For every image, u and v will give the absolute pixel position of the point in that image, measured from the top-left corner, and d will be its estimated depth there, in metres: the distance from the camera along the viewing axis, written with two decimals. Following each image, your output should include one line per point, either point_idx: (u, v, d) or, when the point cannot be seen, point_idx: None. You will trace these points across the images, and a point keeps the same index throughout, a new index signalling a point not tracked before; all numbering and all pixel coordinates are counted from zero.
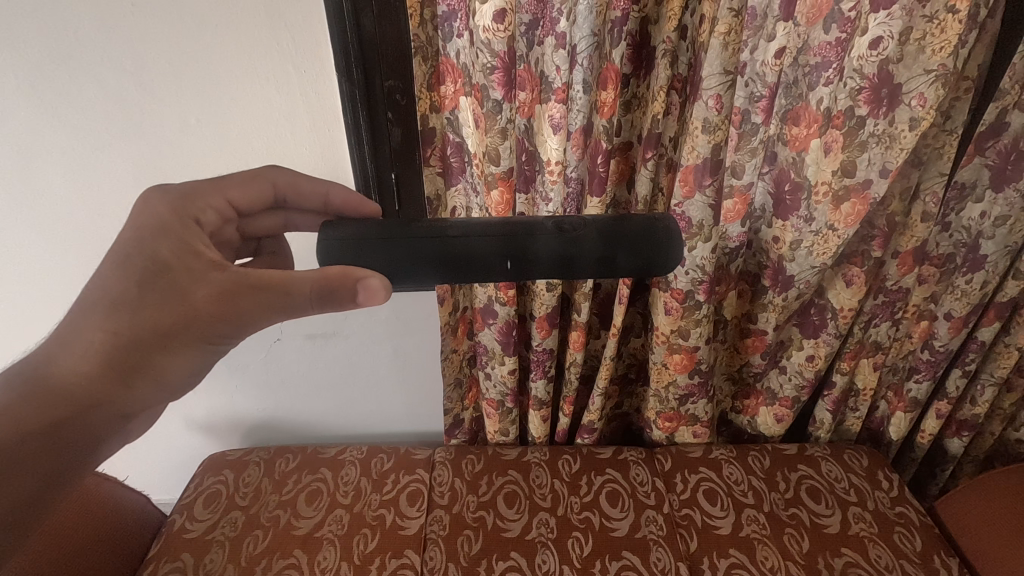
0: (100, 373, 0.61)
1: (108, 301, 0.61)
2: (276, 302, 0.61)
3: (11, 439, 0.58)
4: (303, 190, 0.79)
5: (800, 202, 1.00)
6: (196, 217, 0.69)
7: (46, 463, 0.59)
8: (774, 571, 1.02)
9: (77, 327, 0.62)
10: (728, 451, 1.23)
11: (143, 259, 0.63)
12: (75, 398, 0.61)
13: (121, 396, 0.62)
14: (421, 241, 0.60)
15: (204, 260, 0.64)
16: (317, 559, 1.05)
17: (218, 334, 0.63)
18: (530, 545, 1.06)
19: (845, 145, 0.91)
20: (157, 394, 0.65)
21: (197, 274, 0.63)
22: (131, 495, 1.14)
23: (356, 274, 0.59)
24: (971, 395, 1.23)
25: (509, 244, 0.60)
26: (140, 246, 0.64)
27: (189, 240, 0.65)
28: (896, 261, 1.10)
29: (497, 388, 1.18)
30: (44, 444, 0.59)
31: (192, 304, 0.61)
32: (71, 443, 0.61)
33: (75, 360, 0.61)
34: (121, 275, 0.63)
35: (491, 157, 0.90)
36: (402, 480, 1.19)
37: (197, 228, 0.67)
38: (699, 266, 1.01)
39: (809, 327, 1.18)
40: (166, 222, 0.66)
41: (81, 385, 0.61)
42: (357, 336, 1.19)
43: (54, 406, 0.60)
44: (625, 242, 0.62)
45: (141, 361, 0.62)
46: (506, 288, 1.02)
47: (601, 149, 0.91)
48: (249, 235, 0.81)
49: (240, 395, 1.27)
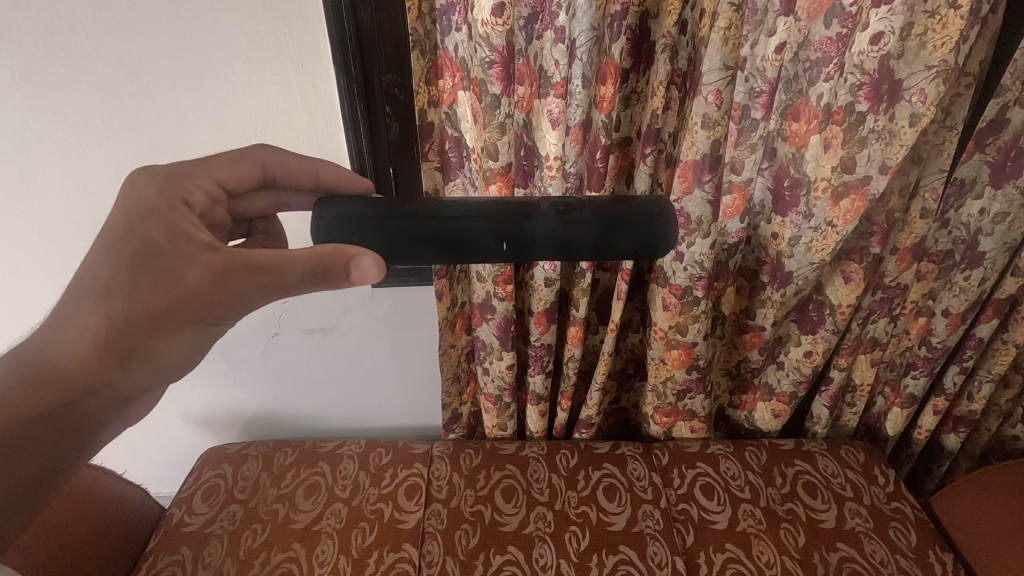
0: (97, 356, 0.62)
1: (101, 286, 0.61)
2: (271, 283, 0.62)
3: (13, 425, 0.58)
4: (294, 168, 0.77)
5: (799, 198, 0.99)
6: (184, 196, 0.68)
7: (49, 447, 0.60)
8: (770, 566, 1.03)
9: (72, 312, 0.62)
10: (725, 446, 1.23)
11: (134, 243, 0.63)
12: (73, 382, 0.61)
13: (118, 379, 0.63)
14: (416, 220, 0.59)
15: (195, 243, 0.64)
16: (315, 553, 1.05)
17: (213, 315, 0.63)
18: (528, 539, 1.07)
19: (845, 141, 0.91)
20: (156, 375, 0.66)
21: (190, 257, 0.63)
22: (131, 488, 1.14)
23: (350, 251, 0.59)
24: (968, 392, 1.24)
25: (505, 225, 0.60)
26: (130, 230, 0.63)
27: (177, 221, 0.65)
28: (895, 257, 1.10)
29: (495, 383, 1.18)
30: (45, 429, 0.60)
31: (186, 287, 0.62)
32: (73, 425, 0.62)
33: (71, 345, 0.61)
34: (112, 260, 0.62)
35: (489, 153, 0.89)
36: (400, 474, 1.19)
37: (185, 209, 0.66)
38: (697, 262, 1.00)
39: (807, 323, 1.18)
40: (153, 203, 0.65)
41: (79, 370, 0.61)
42: (355, 331, 1.19)
43: (53, 391, 0.61)
44: (622, 225, 0.61)
45: (139, 344, 0.63)
46: (505, 283, 1.02)
47: (600, 145, 0.91)
48: (241, 216, 0.80)
49: (238, 390, 1.27)
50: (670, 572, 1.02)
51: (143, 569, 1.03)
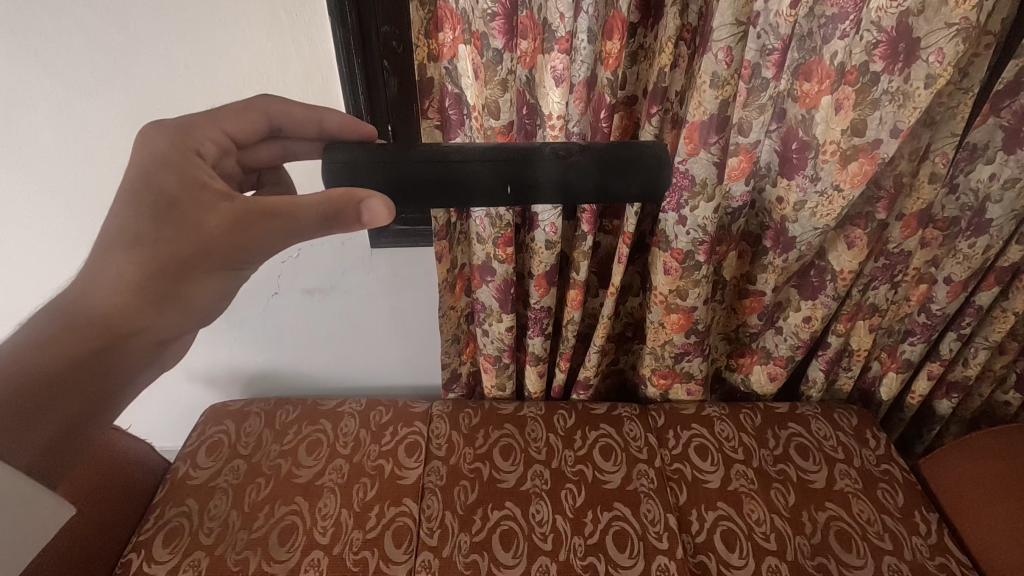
0: (133, 300, 0.59)
1: (128, 235, 0.59)
2: (287, 227, 0.60)
3: (54, 369, 0.55)
4: (297, 116, 0.75)
5: (807, 161, 0.97)
6: (196, 148, 0.66)
7: (92, 391, 0.56)
8: (760, 524, 1.05)
9: (100, 260, 0.59)
10: (720, 408, 1.25)
11: (155, 193, 0.60)
12: (111, 327, 0.58)
13: (154, 323, 0.60)
14: (419, 164, 0.56)
15: (213, 191, 0.61)
16: (317, 506, 1.08)
17: (243, 259, 0.62)
18: (525, 495, 1.09)
19: (857, 102, 0.88)
20: (186, 322, 0.63)
21: (212, 203, 0.61)
22: (136, 442, 1.15)
23: (356, 195, 0.57)
24: (963, 358, 1.25)
25: (511, 168, 0.57)
26: (148, 180, 0.61)
27: (193, 170, 0.63)
28: (900, 224, 1.08)
29: (494, 344, 1.19)
30: (88, 373, 0.56)
31: (211, 232, 0.59)
32: (116, 371, 0.59)
33: (104, 290, 0.58)
34: (136, 208, 0.60)
35: (490, 111, 0.88)
36: (400, 432, 1.21)
37: (199, 160, 0.64)
38: (700, 226, 0.99)
39: (807, 288, 1.18)
40: (166, 154, 0.63)
41: (116, 315, 0.58)
42: (354, 291, 1.19)
43: (89, 337, 0.57)
44: (627, 169, 0.59)
45: (171, 288, 0.60)
46: (505, 244, 1.01)
47: (604, 104, 0.88)
48: (249, 167, 0.77)
49: (239, 349, 1.28)
50: (663, 528, 1.05)
51: (150, 520, 1.06)
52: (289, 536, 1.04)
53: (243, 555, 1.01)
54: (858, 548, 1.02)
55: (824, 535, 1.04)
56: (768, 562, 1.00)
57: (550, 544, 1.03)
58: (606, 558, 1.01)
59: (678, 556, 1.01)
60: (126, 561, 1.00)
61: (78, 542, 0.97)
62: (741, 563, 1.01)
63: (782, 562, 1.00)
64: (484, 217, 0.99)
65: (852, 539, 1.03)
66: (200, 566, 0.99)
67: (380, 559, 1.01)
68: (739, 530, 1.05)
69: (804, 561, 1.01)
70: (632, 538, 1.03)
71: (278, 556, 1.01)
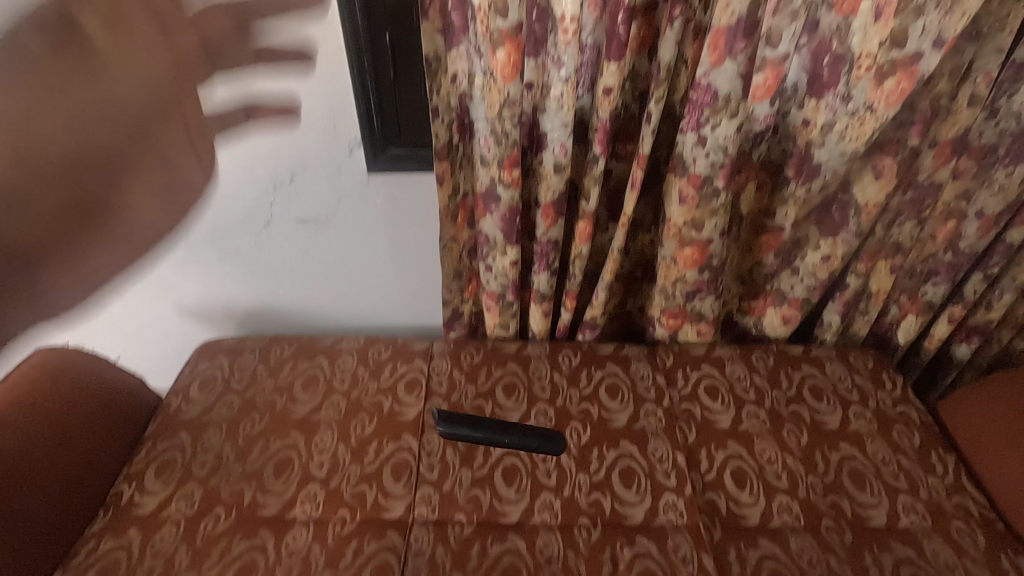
0: (102, 185, 0.64)
1: (115, 140, 0.65)
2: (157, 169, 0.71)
3: (42, 163, 0.59)
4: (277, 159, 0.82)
5: (839, 77, 0.90)
6: (181, 111, 0.75)
7: (80, 219, 0.63)
8: (771, 463, 1.02)
9: (86, 133, 0.62)
10: (731, 350, 1.21)
11: (131, 114, 0.67)
12: (84, 199, 0.63)
13: (115, 218, 0.67)
14: None
15: (169, 121, 0.73)
16: (314, 440, 1.04)
17: (155, 165, 0.71)
18: (528, 433, 1.05)
19: (900, 8, 0.82)
20: (137, 220, 0.71)
21: (162, 131, 0.71)
22: (125, 375, 1.11)
23: None
24: (986, 300, 1.20)
25: None
26: (128, 92, 0.66)
27: (172, 117, 0.73)
28: (933, 152, 1.01)
29: (497, 280, 1.12)
30: (79, 203, 0.62)
31: (152, 139, 0.69)
32: (91, 188, 0.63)
33: (90, 175, 0.63)
34: (115, 125, 0.65)
35: (497, 9, 0.80)
36: (399, 370, 1.17)
37: (182, 108, 0.75)
38: (720, 147, 0.92)
39: (827, 225, 1.11)
40: (161, 88, 0.70)
41: (93, 186, 0.63)
42: (351, 223, 1.14)
43: (86, 176, 0.63)
44: None
45: (115, 197, 0.67)
46: (510, 168, 0.94)
47: (622, 6, 0.82)
48: None
49: (231, 283, 1.23)
50: (671, 465, 1.01)
51: (142, 453, 1.03)
52: (284, 469, 1.00)
53: (237, 487, 0.97)
54: (872, 487, 0.99)
55: (838, 474, 1.00)
56: (779, 500, 0.97)
57: (554, 480, 0.99)
58: (612, 494, 0.97)
59: (686, 493, 0.98)
60: (117, 492, 0.97)
61: (66, 472, 0.93)
62: (751, 500, 0.97)
63: (794, 500, 0.97)
64: (489, 136, 0.92)
65: (866, 479, 1.00)
66: (193, 497, 0.96)
67: (378, 492, 0.97)
68: (749, 468, 1.01)
69: (816, 499, 0.97)
70: (639, 475, 1.00)
71: (272, 488, 0.97)
